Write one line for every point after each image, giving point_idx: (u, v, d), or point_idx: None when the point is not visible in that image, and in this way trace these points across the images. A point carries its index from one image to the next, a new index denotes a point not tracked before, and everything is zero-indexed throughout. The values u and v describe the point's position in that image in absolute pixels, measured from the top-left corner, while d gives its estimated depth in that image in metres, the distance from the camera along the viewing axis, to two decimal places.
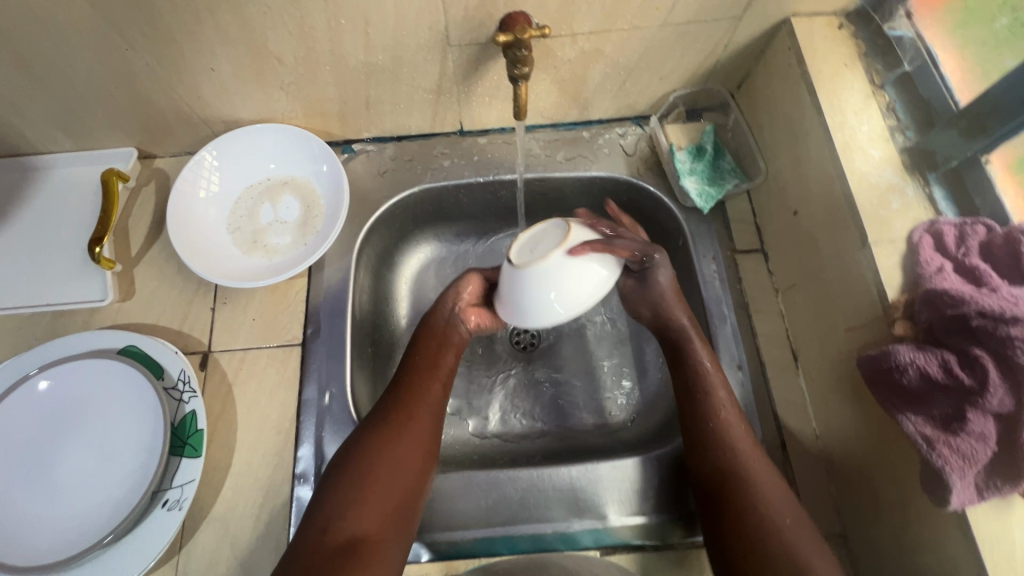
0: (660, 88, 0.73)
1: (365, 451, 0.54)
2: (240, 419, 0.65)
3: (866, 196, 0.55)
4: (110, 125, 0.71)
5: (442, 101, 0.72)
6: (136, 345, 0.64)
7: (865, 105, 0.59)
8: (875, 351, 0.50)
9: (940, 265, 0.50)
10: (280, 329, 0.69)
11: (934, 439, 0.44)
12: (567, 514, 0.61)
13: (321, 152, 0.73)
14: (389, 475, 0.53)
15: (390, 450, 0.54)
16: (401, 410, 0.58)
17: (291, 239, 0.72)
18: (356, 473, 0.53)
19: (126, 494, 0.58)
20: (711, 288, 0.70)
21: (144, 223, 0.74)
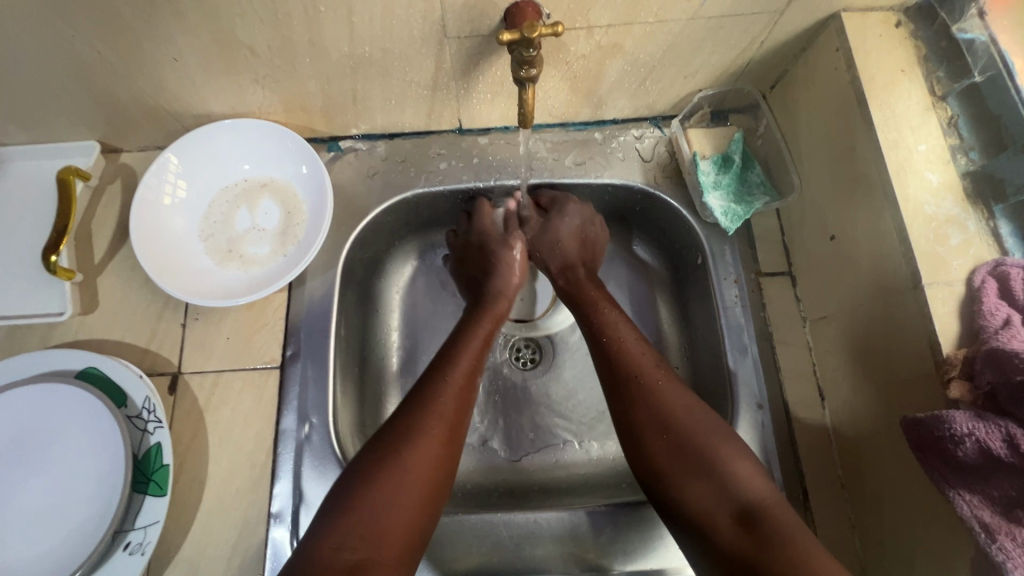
0: (684, 88, 0.65)
1: (390, 445, 0.50)
2: (212, 449, 0.59)
3: (920, 228, 0.48)
4: (66, 117, 0.63)
5: (438, 97, 0.64)
6: (97, 368, 0.58)
7: (923, 120, 0.52)
8: (921, 414, 0.43)
9: (1006, 317, 0.43)
10: (257, 350, 0.63)
11: (994, 528, 0.39)
12: (567, 563, 0.56)
13: (301, 152, 0.65)
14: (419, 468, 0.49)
15: (422, 442, 0.50)
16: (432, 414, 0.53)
17: (269, 249, 0.65)
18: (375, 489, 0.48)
19: (83, 536, 0.53)
20: (732, 315, 0.63)
21: (108, 227, 0.67)
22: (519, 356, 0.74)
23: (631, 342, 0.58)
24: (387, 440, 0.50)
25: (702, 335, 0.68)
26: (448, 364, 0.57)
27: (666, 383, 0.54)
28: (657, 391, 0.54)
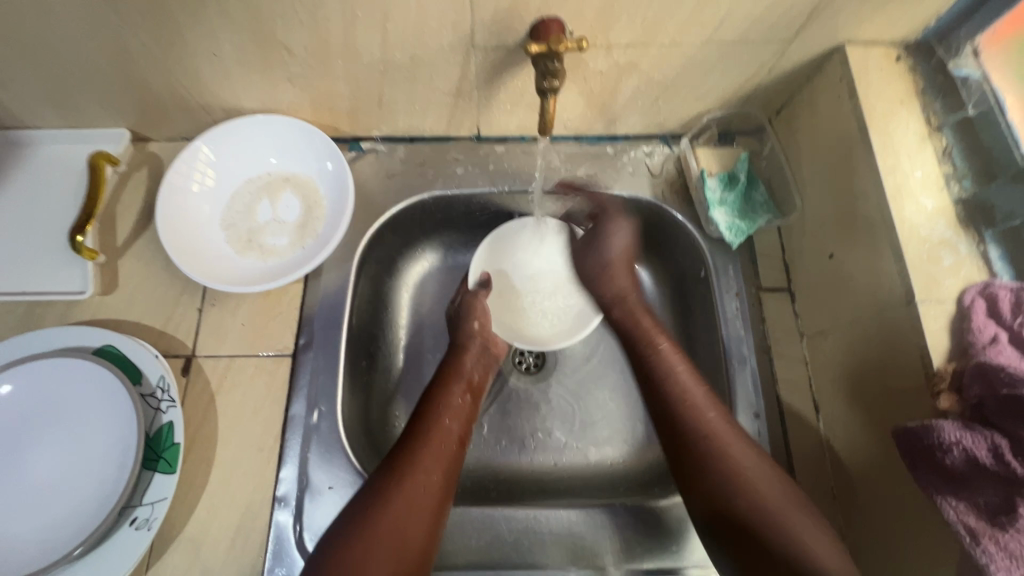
0: (694, 108, 0.68)
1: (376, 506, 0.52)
2: (221, 432, 0.60)
3: (914, 248, 0.51)
4: (102, 104, 0.66)
5: (460, 105, 0.67)
6: (114, 345, 0.60)
7: (920, 148, 0.55)
8: (912, 424, 0.46)
9: (993, 334, 0.46)
10: (270, 338, 0.65)
11: (979, 533, 0.40)
12: (564, 561, 0.57)
13: (327, 150, 0.68)
14: (395, 537, 0.51)
15: (400, 513, 0.52)
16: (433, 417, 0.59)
17: (288, 240, 0.67)
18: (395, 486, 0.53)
19: (92, 509, 0.54)
20: (732, 326, 0.65)
21: (132, 212, 0.69)
22: (522, 361, 0.77)
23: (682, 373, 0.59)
24: (362, 509, 0.52)
25: (702, 346, 0.70)
26: (428, 431, 0.58)
27: (737, 449, 0.53)
28: (722, 460, 0.53)
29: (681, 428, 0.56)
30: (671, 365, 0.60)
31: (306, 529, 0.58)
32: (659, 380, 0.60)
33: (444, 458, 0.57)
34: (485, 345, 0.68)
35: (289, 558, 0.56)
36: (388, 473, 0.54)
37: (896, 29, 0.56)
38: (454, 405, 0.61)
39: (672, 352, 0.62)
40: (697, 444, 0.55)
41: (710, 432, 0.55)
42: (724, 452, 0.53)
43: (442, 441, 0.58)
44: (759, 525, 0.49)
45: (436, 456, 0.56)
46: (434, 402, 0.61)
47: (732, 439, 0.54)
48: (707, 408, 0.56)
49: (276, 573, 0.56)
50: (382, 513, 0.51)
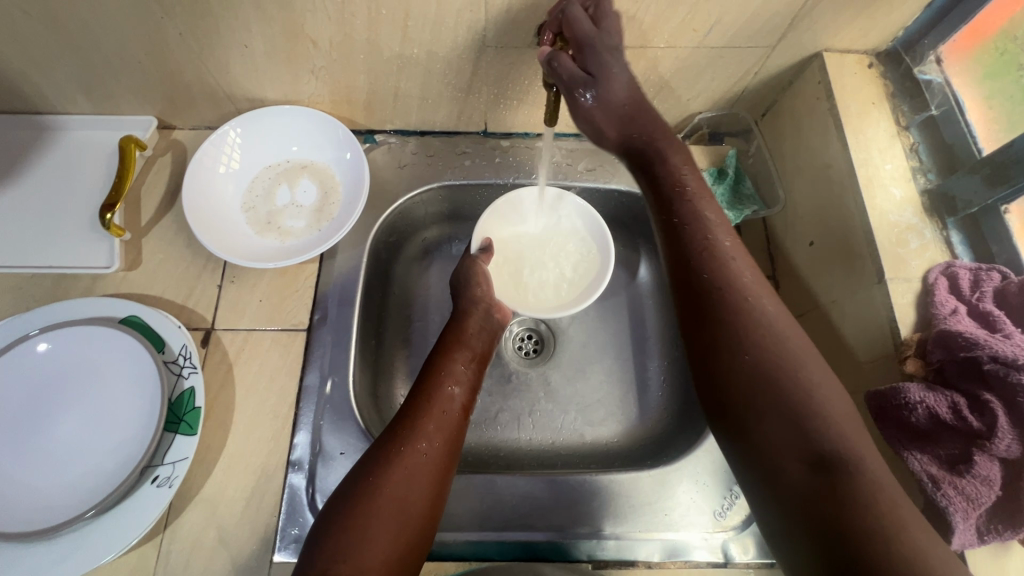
0: (686, 109, 0.74)
1: (379, 468, 0.51)
2: (238, 400, 0.64)
3: (884, 232, 0.56)
4: (133, 92, 0.70)
5: (470, 100, 0.72)
6: (139, 316, 0.63)
7: (890, 144, 0.60)
8: (882, 387, 0.50)
9: (954, 307, 0.50)
10: (286, 313, 0.68)
11: (939, 479, 0.45)
12: (565, 523, 0.60)
13: (345, 139, 0.72)
14: (397, 502, 0.49)
15: (401, 475, 0.50)
16: (435, 385, 0.59)
17: (305, 223, 0.71)
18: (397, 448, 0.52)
19: (116, 467, 0.57)
20: None
21: (156, 194, 0.73)
22: (523, 346, 0.80)
23: (711, 215, 0.55)
24: (365, 477, 0.50)
25: None
26: (429, 400, 0.58)
27: (772, 318, 0.49)
28: (752, 322, 0.48)
29: (720, 280, 0.51)
30: (710, 229, 0.54)
31: (318, 491, 0.61)
32: (693, 223, 0.54)
33: (446, 427, 0.56)
34: (488, 310, 0.69)
35: (302, 518, 0.59)
36: (390, 441, 0.53)
37: (868, 38, 0.62)
38: (458, 373, 0.62)
39: (717, 221, 0.55)
40: (733, 313, 0.49)
41: (736, 286, 0.50)
42: (755, 324, 0.48)
43: (444, 409, 0.57)
44: (772, 390, 0.45)
45: (437, 424, 0.56)
46: (437, 371, 0.61)
47: (764, 298, 0.50)
48: (739, 263, 0.52)
49: (288, 532, 0.58)
50: (385, 480, 0.50)
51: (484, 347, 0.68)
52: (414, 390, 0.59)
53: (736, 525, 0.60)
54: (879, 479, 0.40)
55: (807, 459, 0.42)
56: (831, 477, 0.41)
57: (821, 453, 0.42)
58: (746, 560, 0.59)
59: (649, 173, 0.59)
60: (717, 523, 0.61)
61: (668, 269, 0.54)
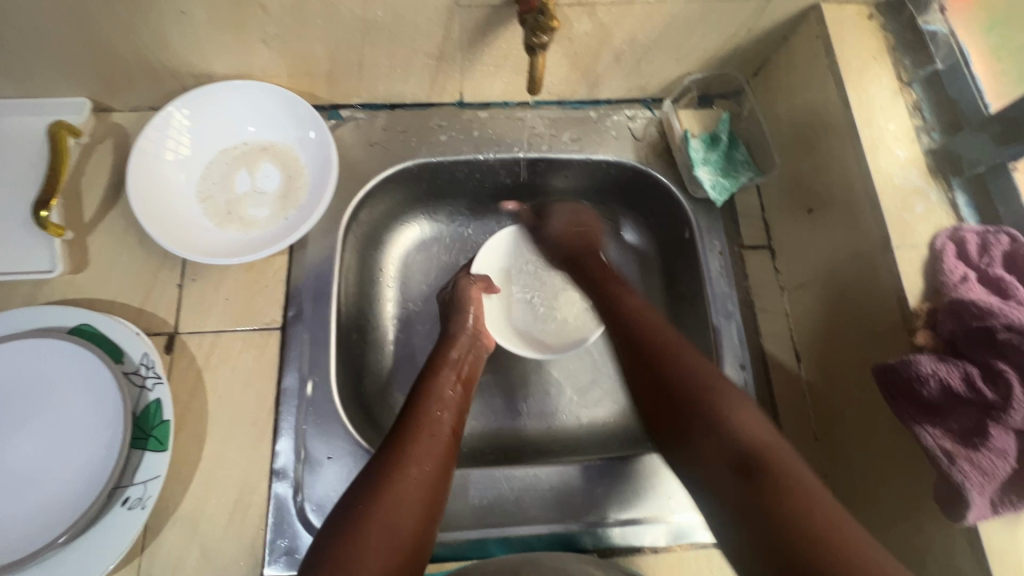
0: (675, 70, 0.69)
1: (368, 496, 0.47)
2: (211, 409, 0.59)
3: (889, 197, 0.54)
4: (59, 70, 0.62)
5: (443, 68, 0.66)
6: (91, 324, 0.57)
7: (892, 102, 0.57)
8: (891, 360, 0.48)
9: (964, 274, 0.48)
10: (257, 311, 0.63)
11: (955, 454, 0.43)
12: (566, 514, 0.58)
13: (307, 117, 0.65)
14: (385, 529, 0.46)
15: (391, 503, 0.47)
16: (423, 406, 0.56)
17: (270, 211, 0.65)
18: (385, 475, 0.49)
19: (80, 491, 0.52)
20: (718, 284, 0.68)
21: (99, 186, 0.66)
22: None
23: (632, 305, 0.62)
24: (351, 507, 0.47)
25: (688, 304, 0.72)
26: (418, 422, 0.54)
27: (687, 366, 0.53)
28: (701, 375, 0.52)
29: (665, 356, 0.55)
30: (640, 313, 0.61)
31: (307, 500, 0.57)
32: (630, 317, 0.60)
33: (436, 450, 0.52)
34: (475, 334, 0.66)
35: (291, 529, 0.56)
36: (381, 465, 0.50)
37: None
38: (448, 393, 0.58)
39: (631, 297, 0.63)
40: (673, 370, 0.53)
41: (681, 360, 0.54)
42: (713, 393, 0.50)
43: (433, 431, 0.54)
44: (704, 425, 0.49)
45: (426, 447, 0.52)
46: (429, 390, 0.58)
47: (725, 383, 0.52)
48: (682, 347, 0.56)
49: (278, 544, 0.55)
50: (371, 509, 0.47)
51: (471, 369, 0.63)
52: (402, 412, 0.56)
53: None
54: (796, 471, 0.44)
55: (733, 453, 0.46)
56: (750, 475, 0.44)
57: (742, 450, 0.46)
58: None
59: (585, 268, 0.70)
60: None
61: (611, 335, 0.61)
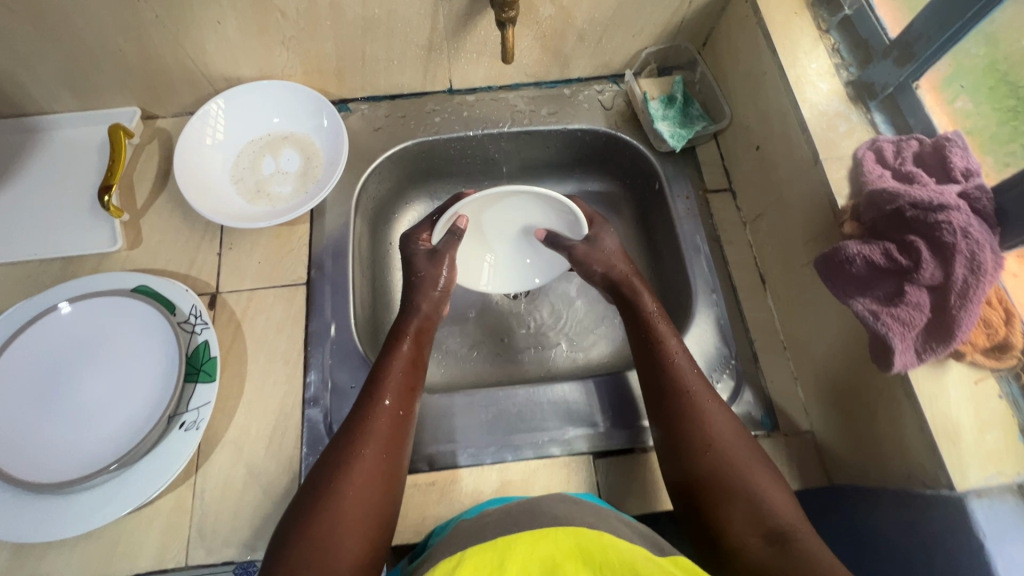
0: (632, 46, 0.80)
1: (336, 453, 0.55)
2: (250, 351, 0.68)
3: (817, 121, 0.62)
4: (116, 83, 0.74)
5: (432, 57, 0.77)
6: (148, 284, 0.67)
7: (814, 46, 0.67)
8: (828, 251, 0.57)
9: (881, 173, 0.57)
10: (285, 271, 0.73)
11: (879, 311, 0.51)
12: (562, 423, 0.66)
13: (320, 107, 0.77)
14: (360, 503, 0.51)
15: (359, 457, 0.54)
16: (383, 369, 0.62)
17: (292, 187, 0.76)
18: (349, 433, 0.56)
19: (143, 419, 0.61)
20: (686, 223, 0.77)
21: (149, 178, 0.78)
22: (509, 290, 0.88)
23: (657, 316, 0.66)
24: (320, 485, 0.52)
25: (665, 247, 0.80)
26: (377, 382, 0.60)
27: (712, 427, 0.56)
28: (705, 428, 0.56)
29: (703, 436, 0.56)
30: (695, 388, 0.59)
31: (335, 422, 0.65)
32: (670, 374, 0.60)
33: (399, 407, 0.59)
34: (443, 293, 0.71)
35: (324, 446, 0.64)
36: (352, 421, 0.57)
37: None
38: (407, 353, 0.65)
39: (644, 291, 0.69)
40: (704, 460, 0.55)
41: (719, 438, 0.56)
42: (734, 476, 0.53)
43: (393, 388, 0.60)
44: (738, 499, 0.52)
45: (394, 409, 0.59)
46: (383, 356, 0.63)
47: (712, 409, 0.58)
48: (707, 399, 0.58)
49: (312, 460, 0.63)
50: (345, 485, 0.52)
51: (429, 330, 0.69)
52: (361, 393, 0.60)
53: None
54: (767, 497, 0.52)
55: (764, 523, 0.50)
56: (785, 547, 0.48)
57: (773, 526, 0.50)
58: None
59: (626, 304, 0.68)
60: None
61: (644, 387, 0.62)
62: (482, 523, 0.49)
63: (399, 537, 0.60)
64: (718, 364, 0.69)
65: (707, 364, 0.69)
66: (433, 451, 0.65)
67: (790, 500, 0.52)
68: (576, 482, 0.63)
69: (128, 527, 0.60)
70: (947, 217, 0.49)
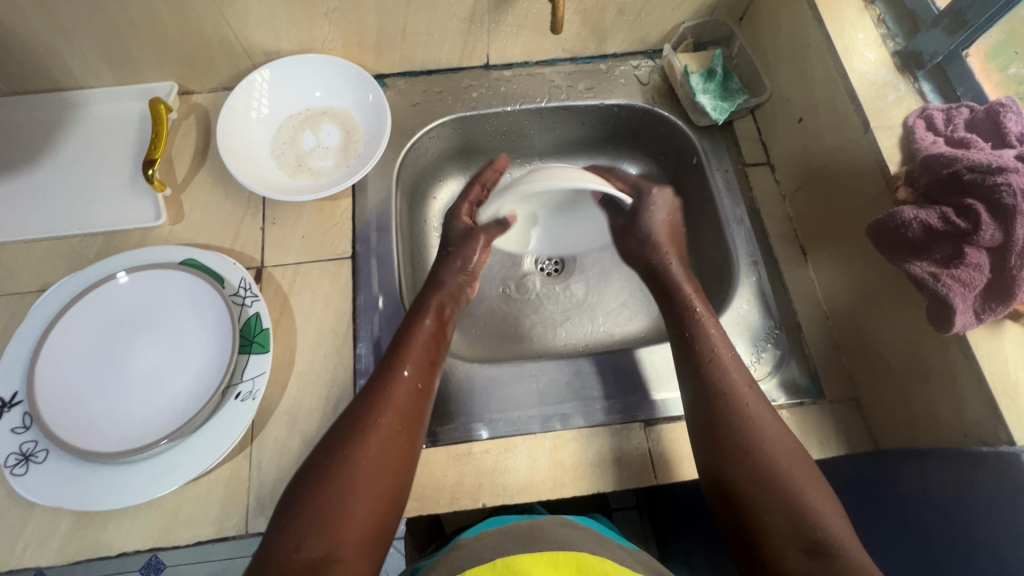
0: (671, 20, 0.80)
1: (352, 428, 0.54)
2: (299, 324, 0.68)
3: (865, 90, 0.63)
4: (155, 56, 0.74)
5: (473, 31, 0.77)
6: (195, 258, 0.67)
7: (859, 17, 0.67)
8: (882, 217, 0.57)
9: (933, 139, 0.57)
10: (330, 245, 0.73)
11: (938, 275, 0.51)
12: (612, 391, 0.68)
13: (361, 82, 0.77)
14: (370, 480, 0.51)
15: (377, 439, 0.53)
16: (406, 348, 0.61)
17: (334, 162, 0.76)
18: (366, 410, 0.56)
19: (199, 390, 0.62)
20: (725, 196, 0.77)
21: (188, 154, 0.77)
22: (544, 268, 0.88)
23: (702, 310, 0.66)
24: (332, 462, 0.52)
25: (703, 221, 0.81)
26: (398, 362, 0.60)
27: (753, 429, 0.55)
28: (744, 428, 0.55)
29: (746, 441, 0.55)
30: (739, 389, 0.59)
31: None
32: (711, 365, 0.61)
33: (418, 389, 0.59)
34: (466, 282, 0.73)
35: None
36: (369, 397, 0.57)
37: None
38: (430, 333, 0.64)
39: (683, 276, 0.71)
40: (748, 464, 0.53)
41: (760, 441, 0.55)
42: (777, 483, 0.52)
43: (416, 370, 0.60)
44: (777, 505, 0.50)
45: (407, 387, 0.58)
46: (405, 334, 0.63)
47: (751, 408, 0.57)
48: (760, 412, 0.57)
49: None
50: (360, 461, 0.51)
51: (452, 312, 0.69)
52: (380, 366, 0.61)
53: (765, 376, 0.68)
54: (809, 505, 0.50)
55: (806, 531, 0.48)
56: (827, 559, 0.46)
57: (815, 538, 0.48)
58: (777, 405, 0.66)
59: (666, 294, 0.70)
60: None
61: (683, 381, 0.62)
62: (479, 546, 0.49)
63: (457, 503, 0.61)
64: (762, 334, 0.70)
65: (751, 334, 0.70)
66: (488, 420, 0.66)
67: (840, 516, 0.50)
68: (629, 449, 0.64)
69: (186, 497, 0.60)
70: (1006, 179, 0.50)
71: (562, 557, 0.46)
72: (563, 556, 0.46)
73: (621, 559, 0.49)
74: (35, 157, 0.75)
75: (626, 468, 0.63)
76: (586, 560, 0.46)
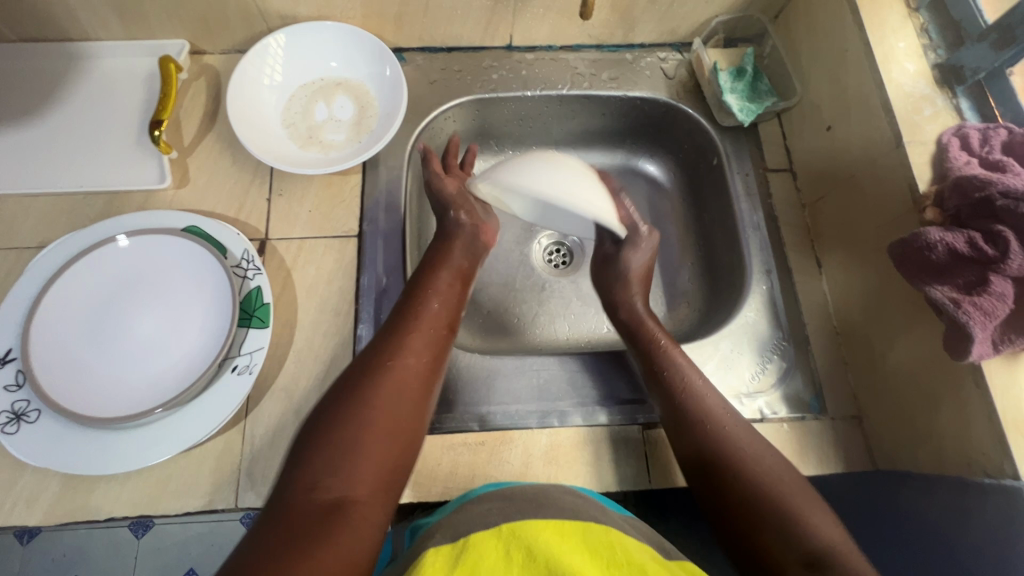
0: (704, 13, 0.77)
1: (369, 376, 0.53)
2: (300, 301, 0.67)
3: (901, 103, 0.61)
4: (167, 12, 0.71)
5: (498, 9, 0.74)
6: (199, 226, 0.65)
7: (901, 25, 0.64)
8: (905, 236, 0.55)
9: (967, 160, 0.55)
10: (337, 222, 0.71)
11: (959, 300, 0.50)
12: (610, 392, 0.68)
13: (379, 55, 0.74)
14: (386, 423, 0.51)
15: (394, 389, 0.53)
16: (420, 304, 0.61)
17: (345, 136, 0.74)
18: (383, 358, 0.55)
19: (195, 362, 0.61)
20: (743, 201, 0.75)
21: (196, 116, 0.75)
22: (552, 259, 0.87)
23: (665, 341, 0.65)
24: (349, 405, 0.51)
25: (717, 224, 0.79)
26: (416, 315, 0.60)
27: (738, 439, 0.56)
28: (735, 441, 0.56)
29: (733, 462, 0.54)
30: (721, 407, 0.59)
31: None
32: (688, 386, 0.60)
33: (433, 342, 0.59)
34: (475, 231, 0.72)
35: None
36: (383, 349, 0.56)
37: None
38: (444, 289, 0.64)
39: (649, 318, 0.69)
40: (743, 483, 0.53)
41: (750, 465, 0.54)
42: (770, 491, 0.52)
43: (431, 324, 0.60)
44: (778, 516, 0.50)
45: (424, 338, 0.58)
46: (421, 287, 0.63)
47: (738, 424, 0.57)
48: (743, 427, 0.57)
49: None
50: (374, 403, 0.51)
51: (470, 266, 0.69)
52: (394, 313, 0.61)
53: (769, 388, 0.67)
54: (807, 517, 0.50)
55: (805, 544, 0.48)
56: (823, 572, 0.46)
57: (808, 551, 0.48)
58: (778, 417, 0.65)
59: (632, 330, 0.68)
60: (750, 390, 0.66)
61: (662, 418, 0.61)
62: (483, 509, 0.47)
63: (449, 492, 0.60)
64: (771, 346, 0.69)
65: (759, 345, 0.69)
66: (486, 411, 0.66)
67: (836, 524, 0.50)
68: (626, 452, 0.63)
69: (177, 468, 0.60)
70: None
71: (568, 522, 0.44)
72: (567, 522, 0.44)
73: (625, 530, 0.47)
74: (39, 109, 0.73)
75: (623, 469, 0.63)
76: (589, 530, 0.44)
